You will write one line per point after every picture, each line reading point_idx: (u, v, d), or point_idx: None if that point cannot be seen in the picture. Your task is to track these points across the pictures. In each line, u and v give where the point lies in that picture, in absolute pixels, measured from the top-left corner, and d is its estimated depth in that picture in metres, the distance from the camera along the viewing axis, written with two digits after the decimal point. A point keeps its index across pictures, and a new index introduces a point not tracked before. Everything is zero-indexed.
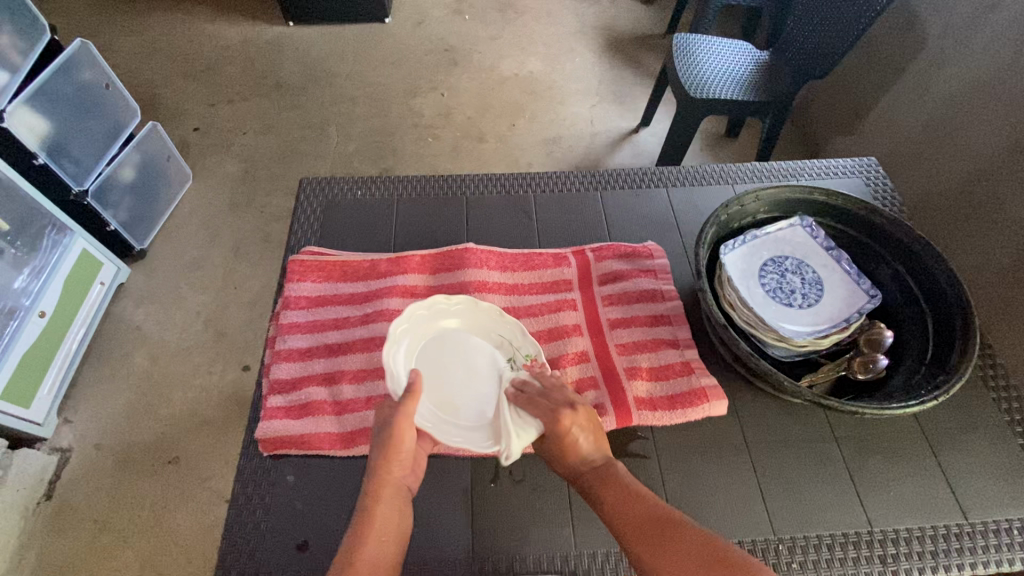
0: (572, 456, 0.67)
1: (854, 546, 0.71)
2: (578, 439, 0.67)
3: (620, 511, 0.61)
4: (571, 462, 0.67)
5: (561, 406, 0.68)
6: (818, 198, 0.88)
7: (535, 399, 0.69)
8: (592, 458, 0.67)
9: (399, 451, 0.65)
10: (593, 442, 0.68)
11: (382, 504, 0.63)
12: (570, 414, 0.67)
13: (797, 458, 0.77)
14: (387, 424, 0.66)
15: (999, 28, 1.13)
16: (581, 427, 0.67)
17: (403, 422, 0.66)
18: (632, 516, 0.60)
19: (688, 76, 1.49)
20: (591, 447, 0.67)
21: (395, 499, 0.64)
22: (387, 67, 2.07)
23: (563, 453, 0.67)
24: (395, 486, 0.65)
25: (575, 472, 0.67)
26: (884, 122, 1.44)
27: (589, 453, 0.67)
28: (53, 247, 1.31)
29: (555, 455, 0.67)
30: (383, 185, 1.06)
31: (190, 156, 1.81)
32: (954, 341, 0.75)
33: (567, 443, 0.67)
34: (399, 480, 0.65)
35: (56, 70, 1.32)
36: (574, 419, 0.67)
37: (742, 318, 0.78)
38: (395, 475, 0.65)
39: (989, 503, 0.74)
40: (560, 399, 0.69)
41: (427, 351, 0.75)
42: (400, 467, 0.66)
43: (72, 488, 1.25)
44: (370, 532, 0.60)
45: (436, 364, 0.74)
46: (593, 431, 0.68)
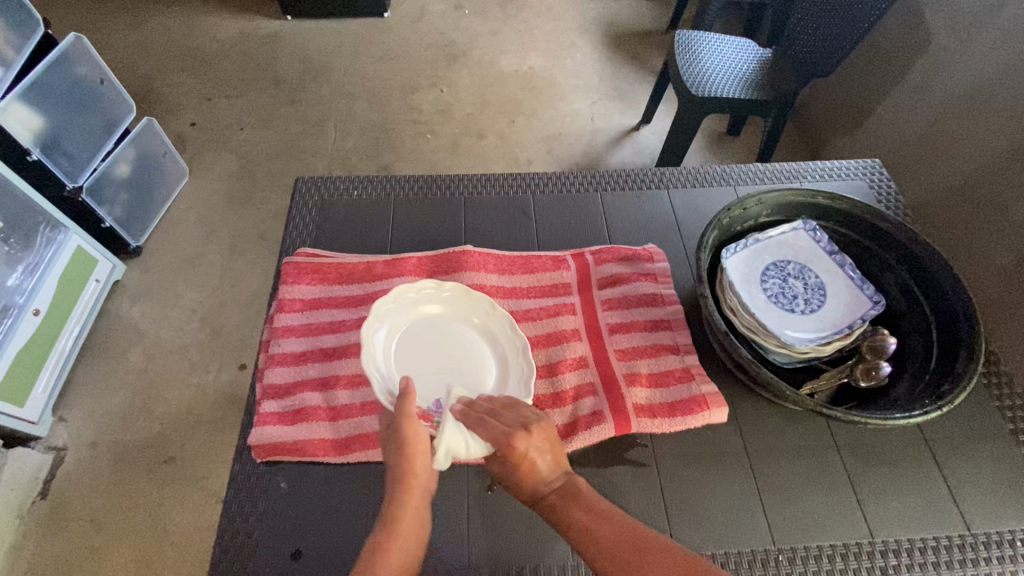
0: (530, 479, 0.62)
1: (855, 557, 0.70)
2: (536, 461, 0.62)
3: (589, 533, 0.58)
4: (531, 486, 0.62)
5: (512, 427, 0.62)
6: (821, 202, 0.87)
7: (485, 417, 0.63)
8: (552, 480, 0.63)
9: (415, 456, 0.61)
10: (552, 463, 0.63)
11: (404, 514, 0.59)
12: (524, 436, 0.62)
13: (799, 467, 0.76)
14: (395, 428, 0.62)
15: (1005, 28, 1.11)
16: (537, 448, 0.62)
17: (412, 425, 0.61)
18: (606, 535, 0.57)
19: (689, 74, 1.47)
20: (549, 468, 0.63)
21: (418, 509, 0.60)
22: (386, 63, 2.05)
23: (521, 476, 0.62)
24: (418, 493, 0.61)
25: (534, 496, 0.62)
26: (887, 122, 1.42)
27: (549, 475, 0.63)
28: (48, 244, 1.30)
29: (513, 478, 0.63)
30: (380, 184, 1.05)
31: (187, 152, 1.79)
32: (958, 349, 0.74)
33: (526, 467, 0.62)
34: (421, 486, 0.61)
35: (50, 65, 1.30)
36: (529, 442, 0.62)
37: (744, 324, 0.77)
38: (418, 481, 0.61)
39: (991, 513, 0.73)
40: (512, 419, 0.63)
41: (407, 339, 0.75)
42: (421, 473, 0.61)
43: (67, 487, 1.24)
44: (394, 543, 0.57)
45: (413, 351, 0.74)
46: (551, 452, 0.63)
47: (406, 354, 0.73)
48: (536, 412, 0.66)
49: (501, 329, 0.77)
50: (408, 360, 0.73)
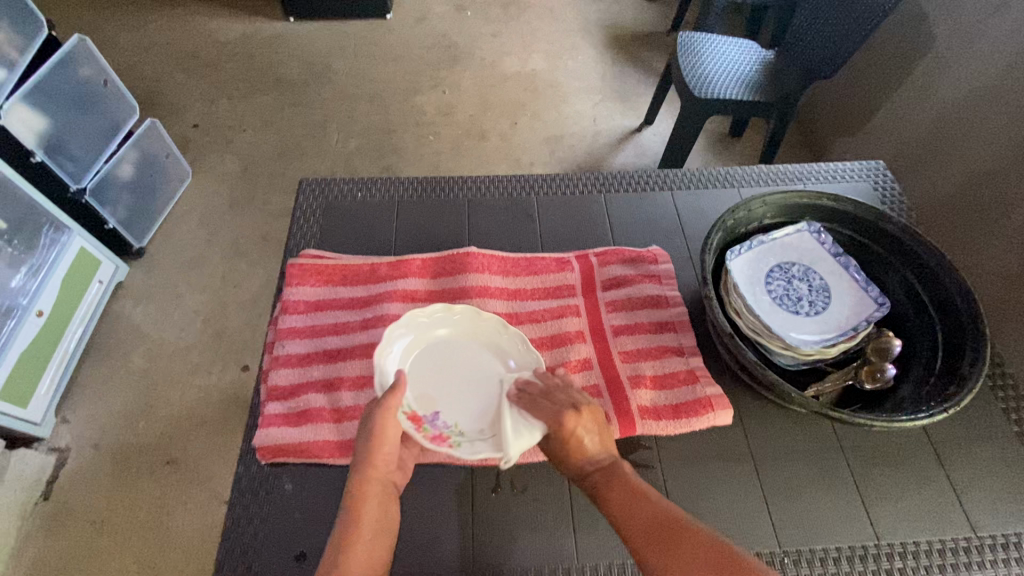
0: (577, 456, 0.64)
1: (860, 560, 0.70)
2: (584, 438, 0.65)
3: (628, 511, 0.58)
4: (577, 464, 0.64)
5: (563, 405, 0.66)
6: (826, 204, 0.86)
7: (540, 399, 0.68)
8: (598, 460, 0.64)
9: (381, 445, 0.63)
10: (598, 443, 0.65)
11: (367, 501, 0.61)
12: (573, 413, 0.65)
13: (804, 470, 0.75)
14: (371, 419, 0.64)
15: (1009, 29, 1.11)
16: (586, 427, 0.65)
17: (386, 417, 0.64)
18: (642, 516, 0.57)
19: (692, 76, 1.48)
20: (597, 448, 0.65)
21: (381, 498, 0.62)
22: (388, 64, 2.05)
23: (568, 453, 0.65)
24: (380, 483, 0.63)
25: (580, 474, 0.64)
26: (890, 123, 1.42)
27: (596, 454, 0.65)
28: (51, 245, 1.30)
29: (560, 456, 0.65)
30: (383, 185, 1.05)
31: (189, 153, 1.79)
32: (963, 351, 0.74)
33: (574, 443, 0.65)
34: (383, 476, 0.63)
35: (54, 66, 1.31)
36: (578, 419, 0.65)
37: (749, 326, 0.76)
38: (381, 471, 0.63)
39: (997, 515, 0.73)
40: (562, 399, 0.67)
41: (422, 359, 0.75)
42: (385, 463, 0.64)
43: (69, 488, 1.24)
44: (360, 528, 0.59)
45: (428, 370, 0.74)
46: (597, 432, 0.66)
47: (421, 374, 0.73)
48: (584, 396, 0.69)
49: (519, 348, 0.76)
50: (423, 380, 0.73)
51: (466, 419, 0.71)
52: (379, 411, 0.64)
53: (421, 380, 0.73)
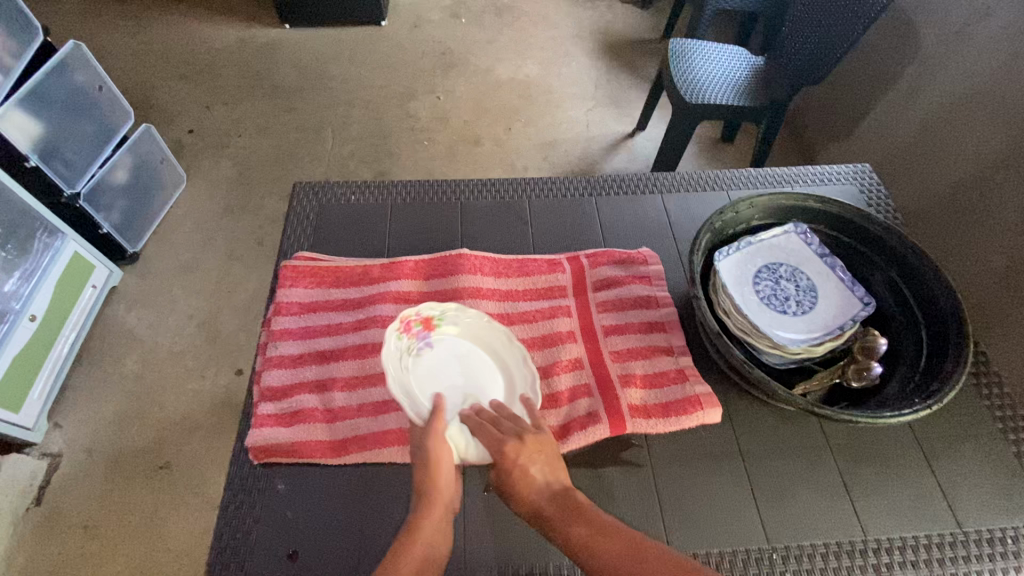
0: (529, 489, 0.62)
1: (847, 555, 0.70)
2: (529, 469, 0.64)
3: (588, 543, 0.56)
4: (527, 499, 0.62)
5: (507, 435, 0.66)
6: (812, 206, 0.88)
7: (484, 425, 0.68)
8: (548, 489, 0.62)
9: (439, 467, 0.64)
10: (546, 472, 0.63)
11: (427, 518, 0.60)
12: (516, 442, 0.65)
13: (792, 467, 0.76)
14: (423, 446, 0.65)
15: (994, 34, 1.13)
16: (533, 459, 0.64)
17: (439, 443, 0.66)
18: (607, 550, 0.54)
19: (683, 80, 1.49)
20: (547, 477, 0.63)
21: (441, 519, 0.61)
22: (383, 70, 2.07)
23: (516, 487, 0.63)
24: (442, 503, 0.62)
25: (535, 508, 0.61)
26: (878, 128, 1.44)
27: (546, 485, 0.63)
28: (45, 250, 1.30)
29: (509, 490, 0.63)
30: (378, 189, 1.06)
31: (185, 159, 1.80)
32: (947, 350, 0.75)
33: (519, 476, 0.63)
34: (444, 499, 0.62)
35: (49, 71, 1.31)
36: (520, 449, 0.64)
37: (737, 325, 0.78)
38: (442, 491, 0.62)
39: (981, 509, 0.74)
40: (508, 429, 0.67)
41: (471, 350, 0.78)
42: (445, 486, 0.63)
43: (61, 493, 1.23)
44: (417, 541, 0.57)
45: (466, 348, 0.78)
46: (546, 461, 0.64)
47: (458, 344, 0.79)
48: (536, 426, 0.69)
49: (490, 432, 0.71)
50: (456, 350, 0.78)
51: (422, 365, 0.75)
52: (431, 434, 0.66)
53: (452, 343, 0.78)
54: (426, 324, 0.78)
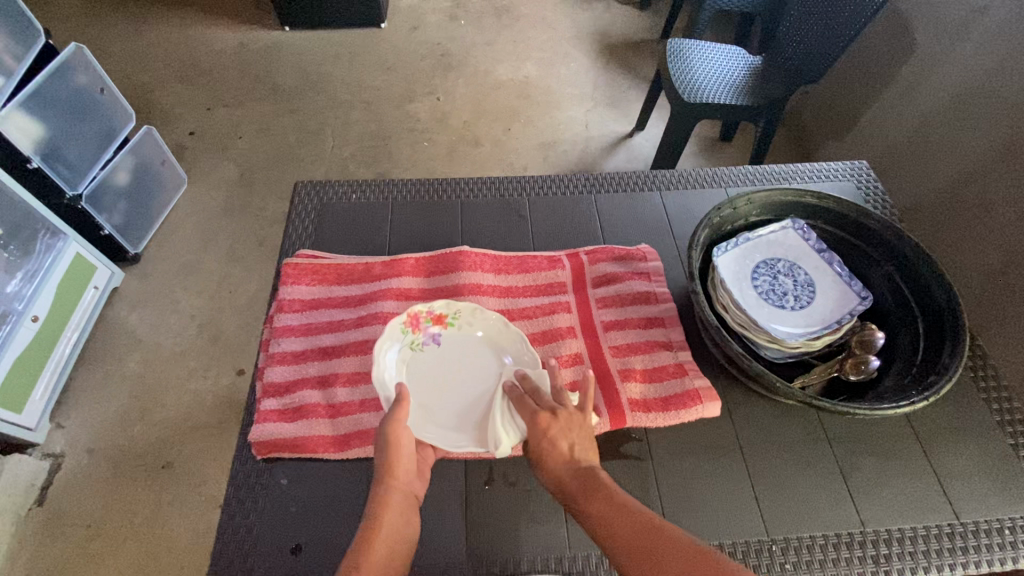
0: (556, 462, 0.65)
1: (847, 546, 0.71)
2: (559, 443, 0.66)
3: (603, 520, 0.58)
4: (555, 471, 0.65)
5: (542, 408, 0.68)
6: (809, 201, 0.89)
7: (525, 399, 0.70)
8: (573, 463, 0.65)
9: (395, 455, 0.65)
10: (576, 447, 0.66)
11: (388, 511, 0.62)
12: (549, 416, 0.67)
13: (791, 460, 0.77)
14: (382, 432, 0.66)
15: (989, 33, 1.14)
16: (565, 431, 0.67)
17: (397, 428, 0.66)
18: (619, 525, 0.57)
19: (681, 80, 1.50)
20: (575, 453, 0.66)
21: (402, 507, 0.63)
22: (383, 72, 2.08)
23: (545, 460, 0.66)
24: (401, 491, 0.64)
25: (560, 481, 0.64)
26: (875, 126, 1.45)
27: (573, 459, 0.65)
28: (47, 251, 1.31)
29: (539, 462, 0.66)
30: (378, 187, 1.07)
31: (186, 160, 1.81)
32: (944, 343, 0.76)
33: (549, 448, 0.66)
34: (404, 487, 0.65)
35: (50, 74, 1.32)
36: (553, 423, 0.67)
37: (735, 319, 0.78)
38: (398, 480, 0.65)
39: (979, 501, 0.75)
40: (547, 403, 0.69)
41: (478, 353, 0.78)
42: (403, 473, 0.65)
43: (64, 493, 1.24)
44: (378, 534, 0.60)
45: (468, 352, 0.78)
46: (576, 436, 0.67)
47: (462, 346, 0.79)
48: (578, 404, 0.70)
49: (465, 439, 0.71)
50: (464, 351, 0.78)
51: (424, 359, 0.77)
52: (388, 424, 0.66)
53: (460, 343, 0.79)
54: (438, 322, 0.79)
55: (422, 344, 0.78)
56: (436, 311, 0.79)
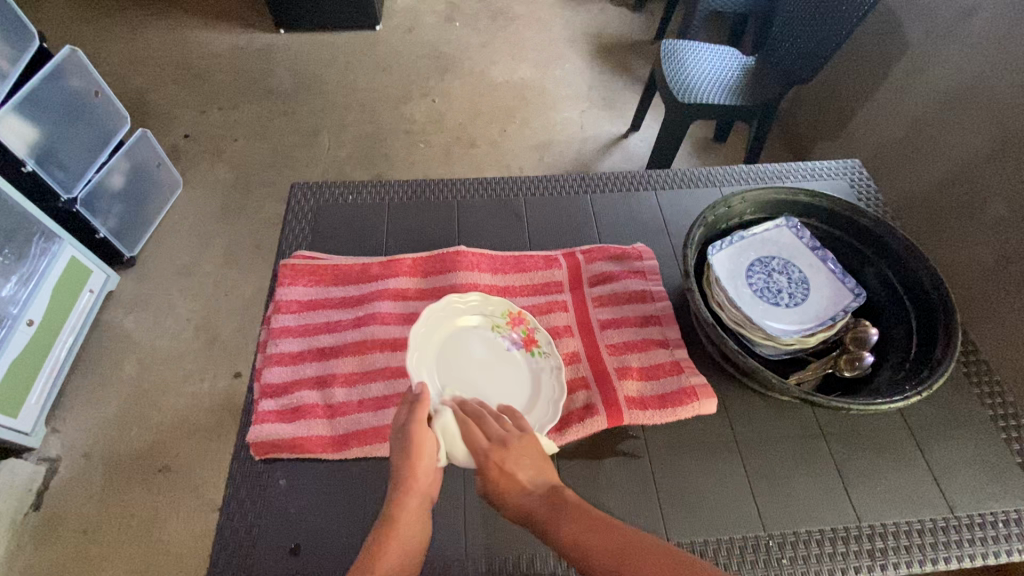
0: (515, 493, 0.64)
1: (842, 541, 0.72)
2: (515, 472, 0.65)
3: (581, 545, 0.58)
4: (516, 501, 0.64)
5: (491, 440, 0.65)
6: (803, 200, 0.89)
7: (469, 423, 0.67)
8: (536, 491, 0.64)
9: (418, 459, 0.64)
10: (532, 474, 0.65)
11: (404, 519, 0.61)
12: (501, 449, 0.65)
13: (786, 456, 0.77)
14: (405, 432, 0.64)
15: (979, 32, 1.15)
16: (517, 460, 0.65)
17: (421, 430, 0.64)
18: (595, 546, 0.57)
19: (675, 81, 1.51)
20: (532, 478, 0.65)
21: (419, 512, 0.63)
22: (379, 73, 2.08)
23: (503, 492, 0.64)
24: (420, 496, 0.63)
25: (524, 511, 0.63)
26: (868, 126, 1.46)
27: (533, 486, 0.65)
28: (42, 254, 1.31)
29: (497, 496, 0.64)
30: (375, 188, 1.07)
31: (181, 163, 1.81)
32: (936, 338, 0.77)
33: (506, 481, 0.64)
34: (423, 491, 0.64)
35: (44, 77, 1.32)
36: (504, 455, 0.64)
37: (730, 317, 0.79)
38: (418, 486, 0.63)
39: (973, 495, 0.76)
40: (493, 433, 0.66)
41: (515, 385, 0.77)
42: (424, 478, 0.64)
43: (61, 497, 1.24)
44: (392, 542, 0.60)
45: (513, 374, 0.77)
46: (529, 462, 0.66)
47: (517, 367, 0.78)
48: (516, 427, 0.69)
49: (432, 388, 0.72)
50: (513, 372, 0.78)
51: (488, 342, 0.79)
52: (413, 423, 0.64)
53: (518, 366, 0.78)
54: (529, 340, 0.80)
55: (499, 335, 0.80)
56: (537, 335, 0.81)
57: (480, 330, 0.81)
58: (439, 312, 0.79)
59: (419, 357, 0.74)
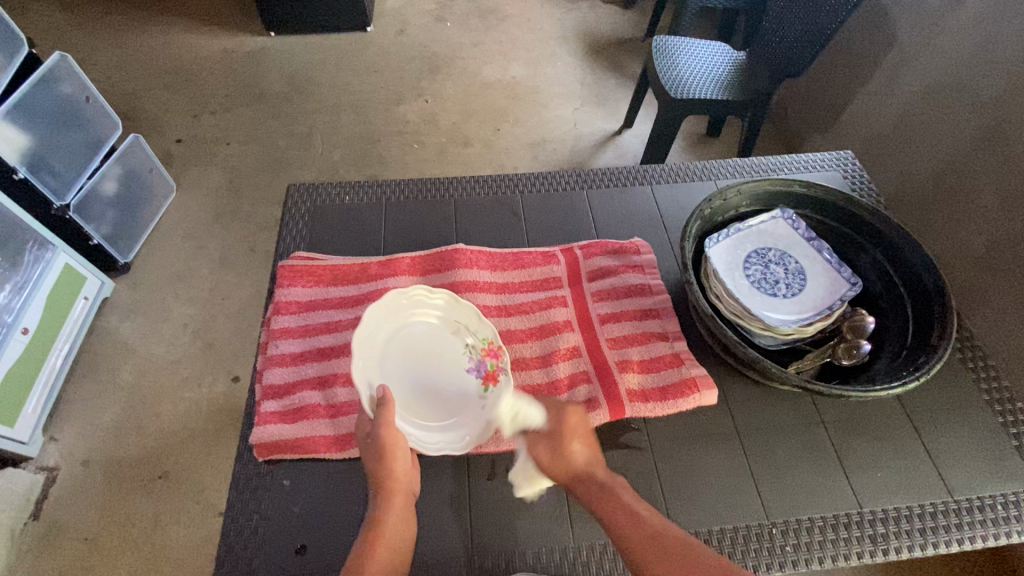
0: (573, 460, 0.67)
1: (844, 527, 0.72)
2: (577, 442, 0.68)
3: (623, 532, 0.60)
4: (570, 470, 0.67)
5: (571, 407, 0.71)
6: (797, 190, 0.90)
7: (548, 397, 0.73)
8: (588, 463, 0.67)
9: (395, 459, 0.67)
10: (589, 448, 0.69)
11: (390, 513, 0.65)
12: (576, 416, 0.70)
13: (787, 444, 0.78)
14: (375, 437, 0.67)
15: (966, 23, 1.16)
16: (581, 432, 0.69)
17: (389, 430, 0.67)
18: (639, 539, 0.59)
19: (667, 77, 1.52)
20: (586, 453, 0.68)
21: (404, 508, 0.67)
22: (370, 75, 2.08)
23: (561, 458, 0.67)
24: (401, 493, 0.67)
25: (576, 477, 0.67)
26: (858, 118, 1.48)
27: (586, 459, 0.68)
28: (36, 262, 1.29)
29: (552, 459, 0.67)
30: (372, 188, 1.07)
31: (173, 168, 1.80)
32: (932, 324, 0.78)
33: (568, 447, 0.67)
34: (404, 487, 0.68)
35: (34, 84, 1.31)
36: (578, 423, 0.69)
37: (728, 308, 0.79)
38: (399, 483, 0.67)
39: (972, 480, 0.77)
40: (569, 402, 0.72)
41: (435, 406, 0.74)
42: (403, 475, 0.68)
43: (60, 506, 1.23)
44: (381, 540, 0.63)
45: (453, 398, 0.75)
46: (587, 437, 0.69)
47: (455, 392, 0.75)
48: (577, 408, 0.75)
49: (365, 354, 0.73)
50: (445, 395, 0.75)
51: (456, 355, 0.77)
52: (381, 426, 0.67)
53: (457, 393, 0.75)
54: (493, 376, 0.75)
55: (469, 356, 0.77)
56: (502, 375, 0.75)
57: (458, 340, 0.78)
58: (426, 296, 0.79)
59: (379, 317, 0.76)
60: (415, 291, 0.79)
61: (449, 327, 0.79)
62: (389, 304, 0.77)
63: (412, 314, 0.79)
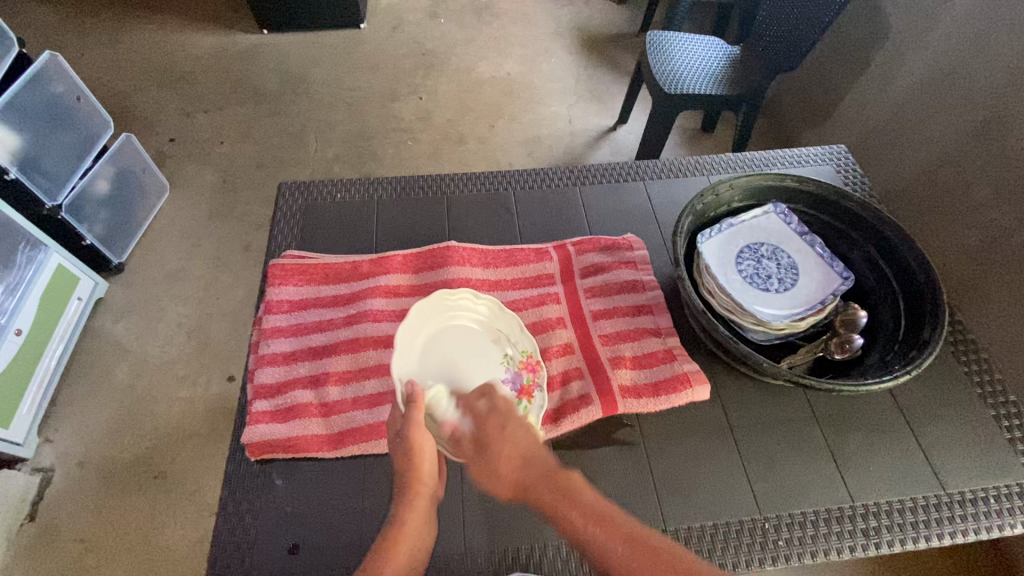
0: (513, 464, 0.64)
1: (836, 521, 0.73)
2: (514, 442, 0.65)
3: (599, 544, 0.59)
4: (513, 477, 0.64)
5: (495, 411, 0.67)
6: (790, 185, 0.90)
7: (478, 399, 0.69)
8: (529, 466, 0.64)
9: (420, 464, 0.65)
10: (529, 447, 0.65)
11: (411, 516, 0.65)
12: (499, 418, 0.66)
13: (780, 439, 0.78)
14: (402, 438, 0.65)
15: (958, 16, 1.16)
16: (514, 432, 0.66)
17: (418, 432, 0.65)
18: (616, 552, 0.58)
19: (661, 72, 1.51)
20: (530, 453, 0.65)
21: (424, 511, 0.66)
22: (364, 72, 2.07)
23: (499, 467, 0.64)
24: (424, 497, 0.66)
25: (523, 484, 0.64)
26: (853, 112, 1.47)
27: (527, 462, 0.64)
28: (28, 264, 1.28)
29: (490, 467, 0.64)
30: (363, 186, 1.06)
31: (166, 168, 1.79)
32: (923, 318, 0.78)
33: (503, 452, 0.64)
34: (428, 490, 0.67)
35: (24, 83, 1.30)
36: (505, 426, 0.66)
37: (720, 304, 0.79)
38: (423, 486, 0.66)
39: (964, 473, 0.77)
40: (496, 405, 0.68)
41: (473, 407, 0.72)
42: (427, 478, 0.67)
43: (56, 507, 1.23)
44: (398, 543, 0.63)
45: None
46: (523, 437, 0.66)
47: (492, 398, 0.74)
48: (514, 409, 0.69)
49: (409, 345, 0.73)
50: None
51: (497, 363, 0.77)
52: (410, 425, 0.64)
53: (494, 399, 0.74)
54: (528, 392, 0.76)
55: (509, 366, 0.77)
56: (536, 393, 0.76)
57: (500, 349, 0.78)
58: (472, 301, 0.80)
59: (425, 314, 0.76)
60: (462, 294, 0.79)
61: (491, 335, 0.79)
62: (435, 304, 0.77)
63: (455, 317, 0.79)
